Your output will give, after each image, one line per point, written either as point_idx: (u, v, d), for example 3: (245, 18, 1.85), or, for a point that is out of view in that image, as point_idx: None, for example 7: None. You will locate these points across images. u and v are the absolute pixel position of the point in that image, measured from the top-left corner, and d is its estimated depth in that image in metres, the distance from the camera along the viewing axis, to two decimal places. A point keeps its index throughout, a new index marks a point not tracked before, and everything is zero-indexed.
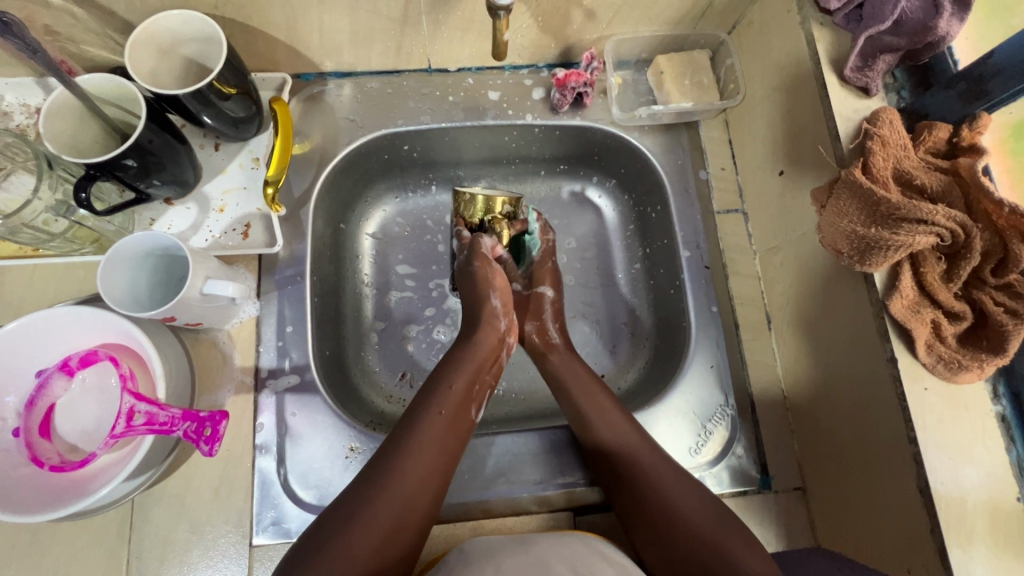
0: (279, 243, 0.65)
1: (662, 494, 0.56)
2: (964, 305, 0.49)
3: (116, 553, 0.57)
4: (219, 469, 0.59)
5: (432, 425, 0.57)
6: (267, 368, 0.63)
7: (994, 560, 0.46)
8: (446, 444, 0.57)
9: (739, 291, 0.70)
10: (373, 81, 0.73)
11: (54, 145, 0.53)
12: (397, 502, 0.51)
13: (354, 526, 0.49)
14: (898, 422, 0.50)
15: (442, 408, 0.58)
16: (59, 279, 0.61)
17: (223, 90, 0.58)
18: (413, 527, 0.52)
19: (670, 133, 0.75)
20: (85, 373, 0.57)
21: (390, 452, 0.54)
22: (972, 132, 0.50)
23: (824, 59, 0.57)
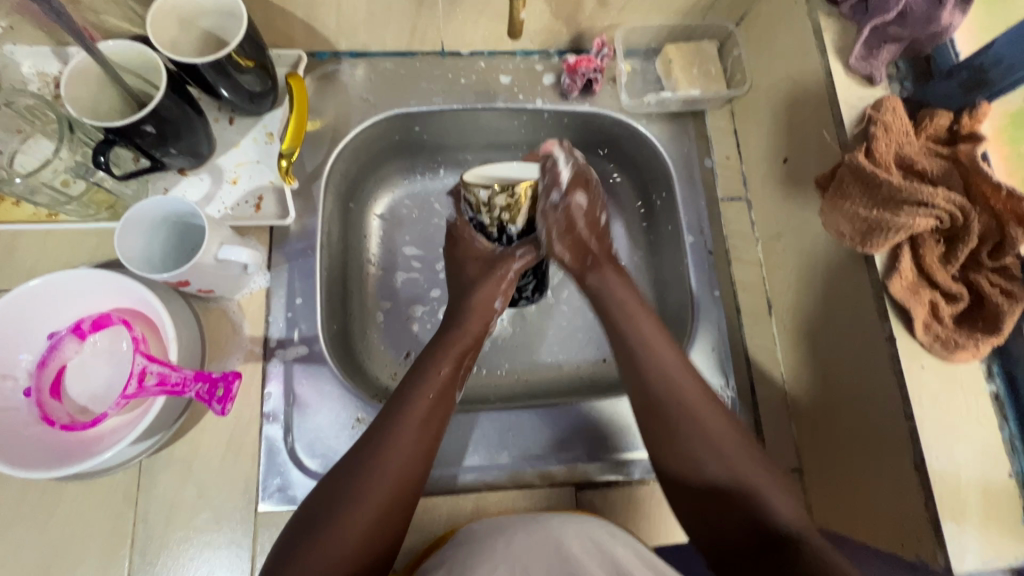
0: (291, 215, 0.66)
1: (748, 486, 0.51)
2: (961, 287, 0.51)
3: (122, 516, 0.57)
4: (227, 435, 0.60)
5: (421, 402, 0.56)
6: (276, 338, 0.64)
7: (984, 533, 0.48)
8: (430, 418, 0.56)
9: (741, 277, 0.72)
10: (386, 62, 0.74)
11: (76, 108, 0.54)
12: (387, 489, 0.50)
13: (338, 518, 0.48)
14: (895, 399, 0.51)
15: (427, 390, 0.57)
16: (72, 245, 0.62)
17: (241, 62, 0.59)
18: (401, 508, 0.51)
19: (677, 122, 0.76)
20: (96, 337, 0.58)
21: (377, 440, 0.53)
22: (973, 120, 0.52)
23: (830, 49, 0.59)
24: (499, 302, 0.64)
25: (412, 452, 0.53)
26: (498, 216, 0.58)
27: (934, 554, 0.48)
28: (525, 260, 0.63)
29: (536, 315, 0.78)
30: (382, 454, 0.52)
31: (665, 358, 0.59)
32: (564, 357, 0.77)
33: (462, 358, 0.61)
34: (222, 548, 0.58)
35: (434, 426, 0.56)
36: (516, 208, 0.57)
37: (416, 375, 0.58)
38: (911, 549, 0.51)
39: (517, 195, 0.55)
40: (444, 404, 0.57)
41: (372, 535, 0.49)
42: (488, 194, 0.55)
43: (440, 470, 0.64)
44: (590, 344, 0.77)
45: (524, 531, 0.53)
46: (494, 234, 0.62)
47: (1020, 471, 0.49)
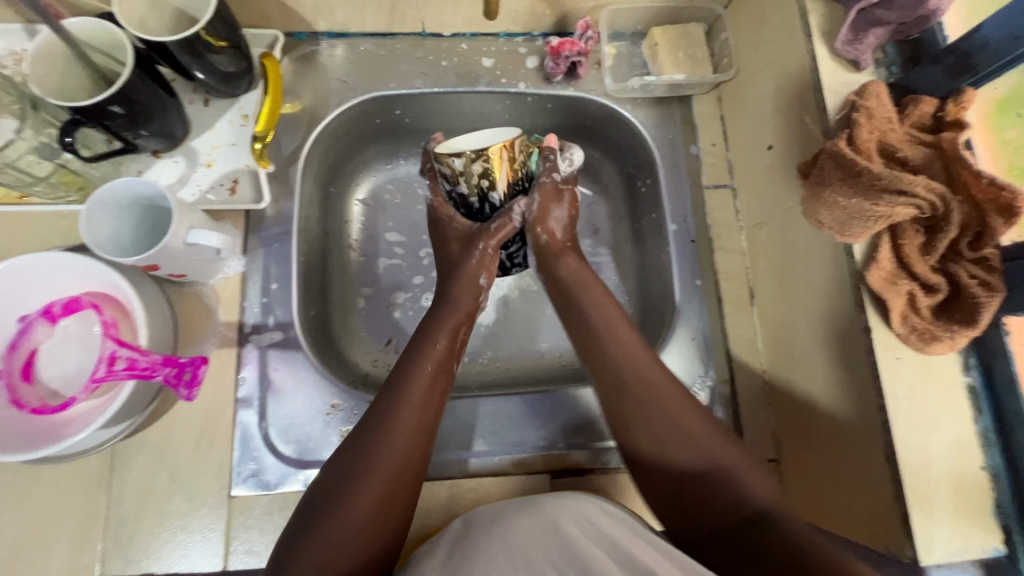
0: (266, 199, 0.65)
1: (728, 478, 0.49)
2: (940, 278, 0.50)
3: (95, 499, 0.57)
4: (202, 420, 0.60)
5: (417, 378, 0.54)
6: (252, 323, 0.63)
7: (954, 525, 0.47)
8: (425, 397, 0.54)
9: (723, 266, 0.71)
10: (366, 43, 0.72)
11: (40, 87, 0.53)
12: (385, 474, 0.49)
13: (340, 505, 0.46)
14: (870, 390, 0.51)
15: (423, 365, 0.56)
16: (44, 227, 0.61)
17: (213, 43, 0.58)
18: (399, 494, 0.49)
19: (662, 107, 0.75)
20: (68, 322, 0.57)
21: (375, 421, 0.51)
22: (958, 106, 0.50)
23: (816, 32, 0.57)
24: (483, 279, 0.63)
25: (416, 427, 0.52)
26: (477, 183, 0.61)
27: (902, 546, 0.48)
28: (504, 231, 0.63)
29: (519, 303, 0.78)
30: (382, 435, 0.50)
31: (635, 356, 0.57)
32: (546, 345, 0.76)
33: (456, 331, 0.60)
34: (196, 531, 0.58)
35: (435, 400, 0.55)
36: (494, 171, 0.60)
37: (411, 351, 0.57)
38: (880, 540, 0.51)
39: (490, 159, 0.58)
40: (444, 375, 0.56)
41: (375, 520, 0.47)
42: (461, 164, 0.59)
43: None
44: None
45: (526, 516, 0.50)
46: (474, 206, 0.64)
47: (993, 464, 0.49)
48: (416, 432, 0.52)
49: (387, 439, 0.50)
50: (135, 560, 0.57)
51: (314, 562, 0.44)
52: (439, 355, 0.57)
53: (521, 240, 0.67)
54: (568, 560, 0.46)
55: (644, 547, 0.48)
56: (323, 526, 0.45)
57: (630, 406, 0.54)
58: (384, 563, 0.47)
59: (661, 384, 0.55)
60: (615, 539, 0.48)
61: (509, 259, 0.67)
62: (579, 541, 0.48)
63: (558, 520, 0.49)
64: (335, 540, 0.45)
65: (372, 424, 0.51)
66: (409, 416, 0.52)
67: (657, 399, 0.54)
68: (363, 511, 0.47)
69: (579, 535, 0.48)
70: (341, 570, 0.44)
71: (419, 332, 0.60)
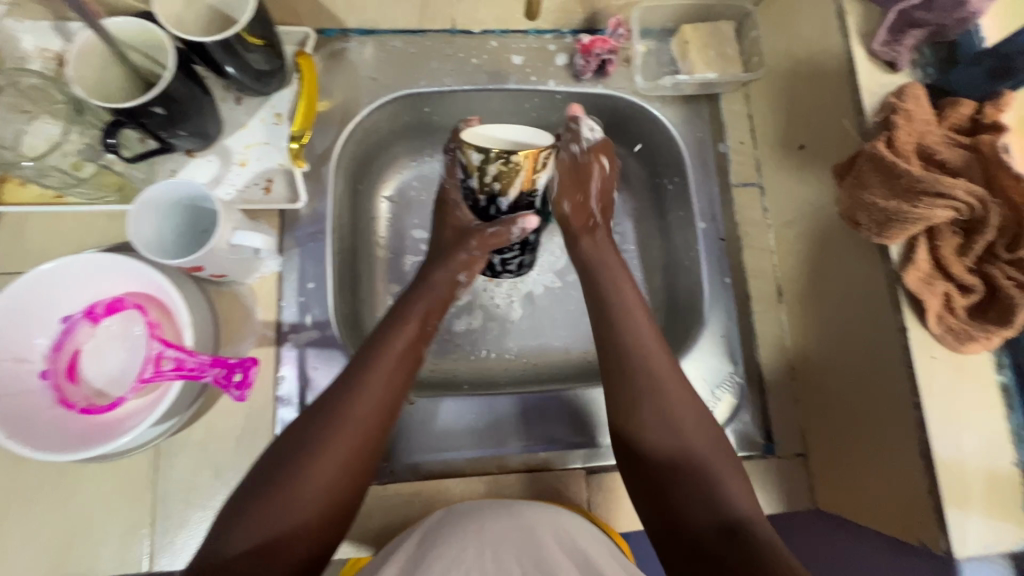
0: (302, 199, 0.65)
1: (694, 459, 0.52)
2: (976, 279, 0.51)
3: (141, 496, 0.58)
4: (243, 418, 0.61)
5: (385, 355, 0.57)
6: (289, 322, 0.64)
7: (987, 520, 0.49)
8: (394, 374, 0.56)
9: (752, 264, 0.72)
10: (396, 40, 0.72)
11: (80, 87, 0.53)
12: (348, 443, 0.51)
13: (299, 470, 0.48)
14: (906, 389, 0.52)
15: (392, 343, 0.58)
16: (81, 227, 0.61)
17: (249, 41, 0.58)
18: (359, 463, 0.51)
19: (691, 105, 0.75)
20: (110, 322, 0.58)
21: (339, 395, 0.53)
22: (996, 109, 0.51)
23: (853, 33, 0.58)
24: (462, 276, 0.64)
25: (379, 402, 0.54)
26: (490, 183, 0.56)
27: (936, 539, 0.49)
28: (496, 240, 0.61)
29: (546, 300, 0.78)
30: (343, 409, 0.52)
31: (659, 370, 0.57)
32: (572, 342, 0.77)
33: (428, 314, 0.62)
34: None
35: (402, 381, 0.57)
36: (512, 176, 0.55)
37: (381, 330, 0.59)
38: (914, 533, 0.52)
39: (514, 164, 0.53)
40: (412, 356, 0.59)
41: (332, 487, 0.49)
42: (480, 161, 0.54)
43: (451, 451, 0.65)
44: None
45: (495, 516, 0.53)
46: (481, 204, 0.59)
47: None
48: (378, 406, 0.54)
49: (349, 411, 0.52)
50: (182, 555, 0.58)
51: (260, 522, 0.46)
52: (411, 334, 0.60)
53: (519, 250, 0.64)
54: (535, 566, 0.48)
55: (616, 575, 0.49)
56: (277, 491, 0.47)
57: (647, 425, 0.54)
58: (329, 537, 0.48)
59: (676, 405, 0.55)
60: (588, 554, 0.50)
61: (502, 263, 0.66)
62: (555, 555, 0.49)
63: (537, 531, 0.51)
64: (286, 504, 0.47)
65: (337, 397, 0.53)
66: (374, 393, 0.54)
67: (665, 421, 0.54)
68: (321, 478, 0.48)
69: (557, 546, 0.50)
70: (286, 533, 0.46)
71: (391, 313, 0.62)
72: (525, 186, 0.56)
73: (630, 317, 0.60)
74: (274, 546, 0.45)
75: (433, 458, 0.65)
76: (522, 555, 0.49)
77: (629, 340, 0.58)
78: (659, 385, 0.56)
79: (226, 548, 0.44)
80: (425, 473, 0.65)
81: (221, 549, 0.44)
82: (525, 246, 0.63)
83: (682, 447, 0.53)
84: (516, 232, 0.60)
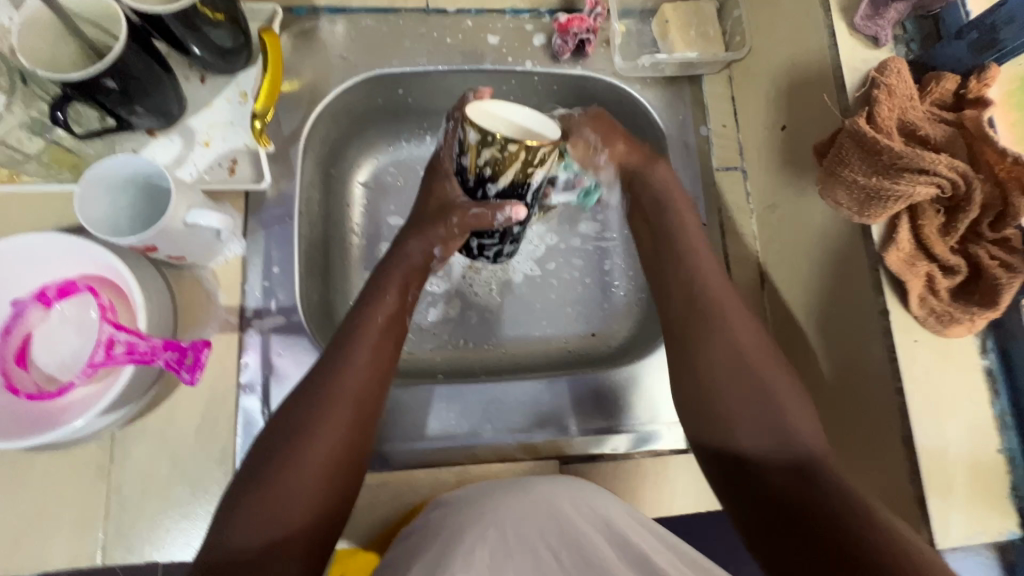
0: (267, 179, 0.63)
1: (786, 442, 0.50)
2: (960, 259, 0.49)
3: (94, 487, 0.56)
4: (203, 407, 0.58)
5: (366, 332, 0.55)
6: (253, 308, 0.62)
7: (970, 509, 0.47)
8: (375, 350, 0.55)
9: (734, 250, 0.70)
10: (368, 19, 0.70)
11: (29, 60, 0.51)
12: (337, 428, 0.49)
13: (293, 459, 0.47)
14: (887, 373, 0.50)
15: (375, 317, 0.56)
16: (34, 208, 0.59)
17: (209, 15, 0.56)
18: (350, 446, 0.50)
19: (672, 87, 0.73)
20: (63, 305, 0.56)
21: (325, 375, 0.52)
22: (981, 83, 0.49)
23: (834, 8, 0.56)
24: (437, 250, 0.62)
25: (364, 380, 0.52)
26: (481, 166, 0.52)
27: (918, 528, 0.48)
28: (482, 223, 0.57)
29: (526, 287, 0.76)
30: (329, 390, 0.51)
31: (744, 329, 0.57)
32: (552, 330, 0.75)
33: (408, 286, 0.61)
34: (199, 519, 0.57)
35: (385, 356, 0.55)
36: (505, 164, 0.51)
37: (361, 305, 0.58)
38: None
39: (511, 153, 0.50)
40: (394, 330, 0.57)
41: (329, 473, 0.48)
42: (477, 141, 0.50)
43: (421, 442, 0.63)
44: (578, 317, 0.76)
45: (513, 496, 0.52)
46: (470, 184, 0.55)
47: (1009, 447, 0.49)
48: (363, 385, 0.52)
49: (337, 393, 0.51)
50: (138, 547, 0.55)
51: (264, 516, 0.44)
52: (391, 308, 0.58)
53: (498, 239, 0.60)
54: (563, 545, 0.49)
55: (669, 557, 0.49)
56: (273, 483, 0.46)
57: (716, 376, 0.55)
58: (333, 522, 0.48)
59: (755, 367, 0.54)
60: (619, 530, 0.50)
61: (480, 247, 0.63)
62: (591, 539, 0.49)
63: (561, 508, 0.51)
64: (285, 496, 0.45)
65: (322, 380, 0.51)
66: (359, 370, 0.53)
67: (735, 374, 0.54)
68: (315, 467, 0.47)
69: (579, 521, 0.50)
70: (293, 526, 0.45)
71: (368, 286, 0.60)
72: (522, 176, 0.52)
73: (710, 282, 0.60)
74: (286, 538, 0.45)
75: (402, 449, 0.63)
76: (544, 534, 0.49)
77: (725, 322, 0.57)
78: (744, 344, 0.56)
79: (236, 545, 0.43)
80: (396, 463, 0.62)
81: (229, 545, 0.43)
82: (506, 236, 0.60)
83: (773, 404, 0.53)
84: (501, 220, 0.56)
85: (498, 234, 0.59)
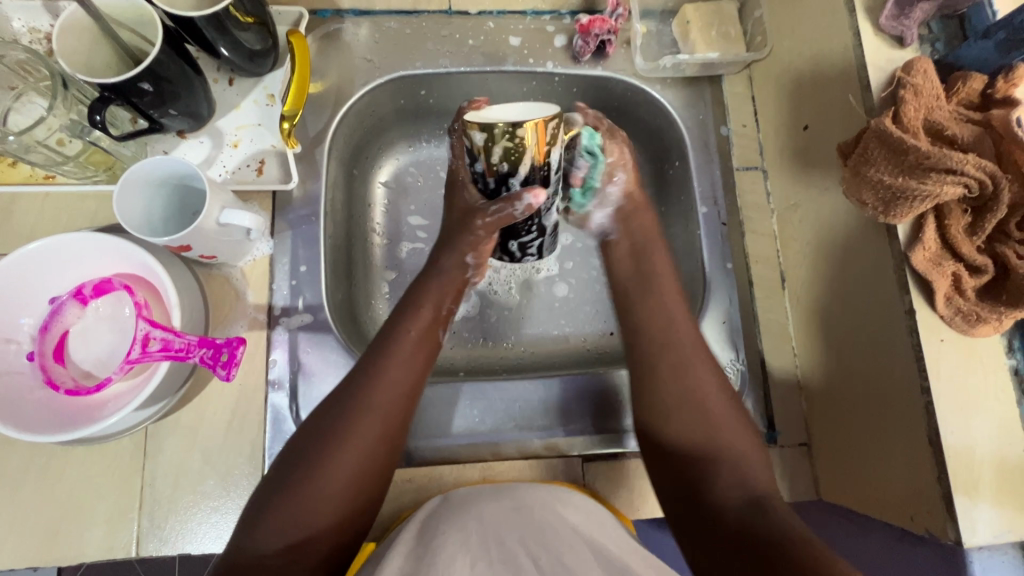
0: (294, 180, 0.64)
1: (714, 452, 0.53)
2: (986, 259, 0.50)
3: (129, 480, 0.57)
4: (233, 403, 0.60)
5: (401, 345, 0.57)
6: (281, 306, 0.63)
7: (998, 508, 0.47)
8: (409, 364, 0.56)
9: (754, 249, 0.70)
10: (391, 21, 0.71)
11: (68, 64, 0.52)
12: (367, 438, 0.51)
13: (318, 466, 0.48)
14: (912, 372, 0.50)
15: (409, 328, 0.58)
16: (70, 208, 0.61)
17: (239, 17, 0.56)
18: (378, 456, 0.51)
19: (692, 87, 0.73)
20: (98, 303, 0.57)
21: (359, 385, 0.53)
22: (1008, 83, 0.49)
23: (859, 8, 0.56)
24: (471, 258, 0.63)
25: (397, 392, 0.54)
26: (497, 163, 0.50)
27: (943, 528, 0.48)
28: (504, 219, 0.55)
29: (544, 286, 0.77)
30: (364, 400, 0.52)
31: (695, 367, 0.58)
32: (571, 330, 0.76)
33: (442, 301, 0.62)
34: (229, 513, 0.58)
35: (419, 370, 0.56)
36: (520, 153, 0.49)
37: (400, 316, 0.59)
38: (921, 521, 0.50)
39: (520, 139, 0.48)
40: (428, 344, 0.58)
41: (353, 480, 0.49)
42: (484, 139, 0.49)
43: (444, 439, 0.64)
44: (598, 316, 0.76)
45: (496, 501, 0.55)
46: (490, 185, 0.53)
47: None
48: (397, 395, 0.54)
49: (369, 402, 0.52)
50: (170, 540, 0.57)
51: (288, 521, 0.46)
52: (426, 321, 0.60)
53: (537, 232, 0.58)
54: (544, 548, 0.49)
55: (623, 545, 0.51)
56: (299, 485, 0.48)
57: (672, 403, 0.56)
58: (352, 530, 0.49)
59: (710, 404, 0.56)
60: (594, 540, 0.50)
61: (520, 248, 0.60)
62: (557, 534, 0.51)
63: (534, 507, 0.54)
64: (309, 500, 0.47)
65: (355, 391, 0.53)
66: (393, 378, 0.54)
67: (689, 398, 0.56)
68: (339, 476, 0.49)
69: (556, 524, 0.52)
70: (313, 527, 0.47)
71: (405, 299, 0.62)
72: (536, 159, 0.50)
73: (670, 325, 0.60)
74: (307, 539, 0.46)
75: (426, 445, 0.63)
76: (523, 539, 0.50)
77: (654, 323, 0.61)
78: (700, 378, 0.57)
79: (257, 547, 0.45)
80: (420, 460, 0.63)
81: (252, 545, 0.45)
82: (543, 227, 0.58)
83: (708, 427, 0.54)
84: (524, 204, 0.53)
85: (533, 226, 0.57)
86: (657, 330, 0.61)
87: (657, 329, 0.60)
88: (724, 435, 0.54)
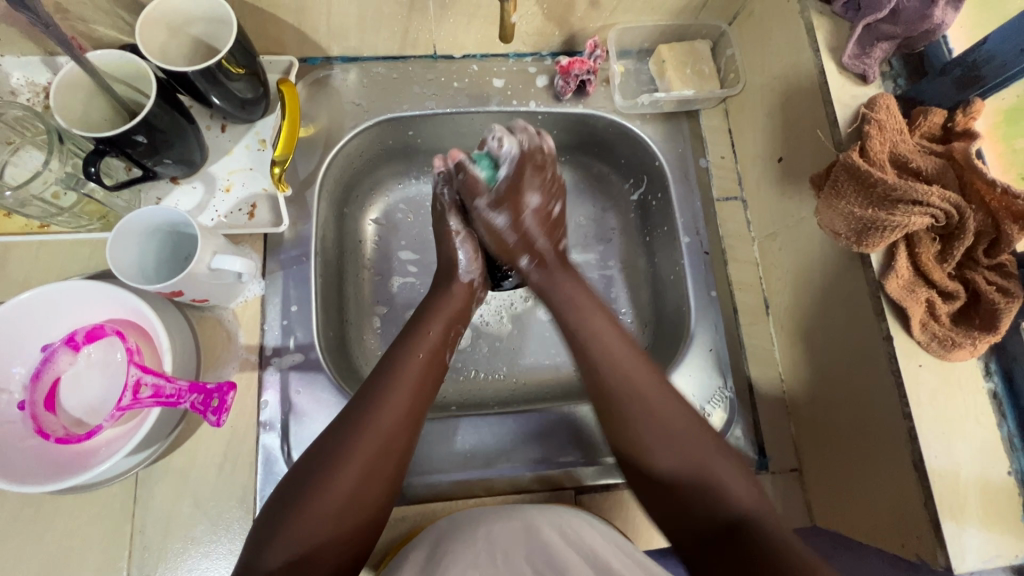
0: (285, 223, 0.65)
1: (705, 475, 0.51)
2: (958, 285, 0.51)
3: (118, 528, 0.57)
4: (223, 445, 0.60)
5: (409, 365, 0.57)
6: (272, 346, 0.63)
7: (985, 532, 0.47)
8: (411, 385, 0.56)
9: (737, 277, 0.71)
10: (379, 67, 0.73)
11: (65, 120, 0.54)
12: (374, 445, 0.51)
13: (321, 479, 0.49)
14: (893, 398, 0.51)
15: (419, 348, 0.59)
16: (65, 255, 0.62)
17: (231, 69, 0.58)
18: (383, 477, 0.51)
19: (670, 122, 0.76)
20: (91, 349, 0.58)
21: (365, 404, 0.53)
22: (967, 116, 0.52)
23: (824, 48, 0.59)
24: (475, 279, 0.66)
25: (403, 414, 0.54)
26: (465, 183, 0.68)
27: (933, 554, 0.48)
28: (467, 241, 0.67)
29: (533, 317, 0.78)
30: (370, 420, 0.52)
31: (648, 395, 0.55)
32: (562, 359, 0.76)
33: (452, 322, 0.63)
34: (221, 558, 0.57)
35: (424, 393, 0.56)
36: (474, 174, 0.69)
37: (406, 337, 0.60)
38: (912, 548, 0.50)
39: None
40: (436, 365, 0.59)
41: (356, 493, 0.49)
42: None
43: (437, 475, 0.64)
44: None
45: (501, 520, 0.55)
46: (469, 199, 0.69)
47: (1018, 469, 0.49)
48: (399, 419, 0.53)
49: (373, 424, 0.52)
50: None
51: (292, 537, 0.46)
52: (433, 342, 0.60)
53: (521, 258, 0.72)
54: (548, 563, 0.50)
55: (619, 554, 0.51)
56: (305, 501, 0.48)
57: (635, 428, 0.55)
58: (355, 549, 0.49)
59: (666, 426, 0.54)
60: (594, 549, 0.52)
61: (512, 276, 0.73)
62: (562, 549, 0.51)
63: (539, 526, 0.54)
64: (313, 514, 0.47)
65: (359, 411, 0.53)
66: (397, 395, 0.54)
67: (663, 434, 0.54)
68: (343, 492, 0.49)
69: (554, 536, 0.53)
70: (313, 544, 0.47)
71: (411, 322, 0.62)
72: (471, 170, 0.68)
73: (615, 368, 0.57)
74: (308, 556, 0.46)
75: (418, 483, 0.63)
76: (529, 556, 0.51)
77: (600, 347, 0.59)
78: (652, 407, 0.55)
79: (262, 566, 0.45)
80: (414, 497, 0.63)
81: (258, 563, 0.45)
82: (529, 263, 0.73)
83: (672, 435, 0.54)
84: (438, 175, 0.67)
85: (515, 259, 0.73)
86: (615, 375, 0.57)
87: (613, 374, 0.57)
88: (704, 459, 0.52)
